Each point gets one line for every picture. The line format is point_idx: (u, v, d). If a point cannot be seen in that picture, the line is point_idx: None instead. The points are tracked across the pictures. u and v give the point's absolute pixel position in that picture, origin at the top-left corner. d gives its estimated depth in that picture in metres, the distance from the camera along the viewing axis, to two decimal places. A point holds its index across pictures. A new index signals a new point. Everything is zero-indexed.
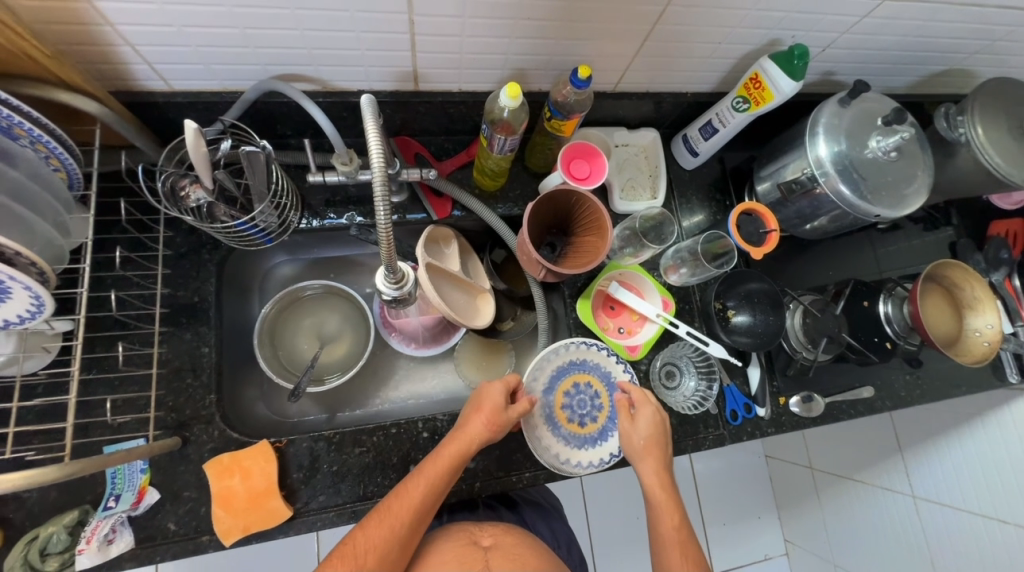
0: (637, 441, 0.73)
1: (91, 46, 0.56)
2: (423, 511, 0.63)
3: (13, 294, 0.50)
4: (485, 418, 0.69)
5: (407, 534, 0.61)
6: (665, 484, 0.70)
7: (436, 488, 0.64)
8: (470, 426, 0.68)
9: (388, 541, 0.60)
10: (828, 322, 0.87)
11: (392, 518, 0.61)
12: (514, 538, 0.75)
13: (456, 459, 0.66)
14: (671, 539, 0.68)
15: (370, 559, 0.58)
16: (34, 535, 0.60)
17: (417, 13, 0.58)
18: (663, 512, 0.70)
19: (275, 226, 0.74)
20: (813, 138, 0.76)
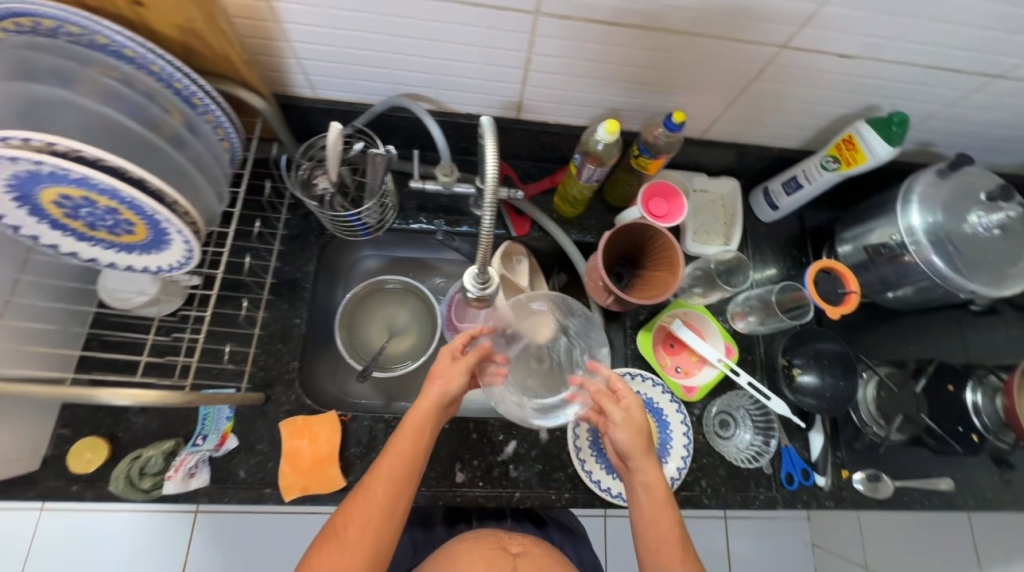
0: (620, 439, 0.67)
1: (269, 57, 0.68)
2: (401, 481, 0.62)
3: (173, 245, 0.61)
4: (438, 383, 0.68)
5: (388, 504, 0.60)
6: (659, 484, 0.65)
7: (408, 457, 0.63)
8: (426, 393, 0.67)
9: (367, 516, 0.59)
10: (905, 399, 0.84)
11: (368, 496, 0.60)
12: (542, 552, 0.76)
13: (421, 424, 0.65)
14: (668, 539, 0.63)
15: (351, 535, 0.58)
16: (138, 454, 0.69)
17: (535, 52, 0.67)
18: (654, 513, 0.64)
19: (375, 222, 0.83)
20: (906, 206, 0.74)
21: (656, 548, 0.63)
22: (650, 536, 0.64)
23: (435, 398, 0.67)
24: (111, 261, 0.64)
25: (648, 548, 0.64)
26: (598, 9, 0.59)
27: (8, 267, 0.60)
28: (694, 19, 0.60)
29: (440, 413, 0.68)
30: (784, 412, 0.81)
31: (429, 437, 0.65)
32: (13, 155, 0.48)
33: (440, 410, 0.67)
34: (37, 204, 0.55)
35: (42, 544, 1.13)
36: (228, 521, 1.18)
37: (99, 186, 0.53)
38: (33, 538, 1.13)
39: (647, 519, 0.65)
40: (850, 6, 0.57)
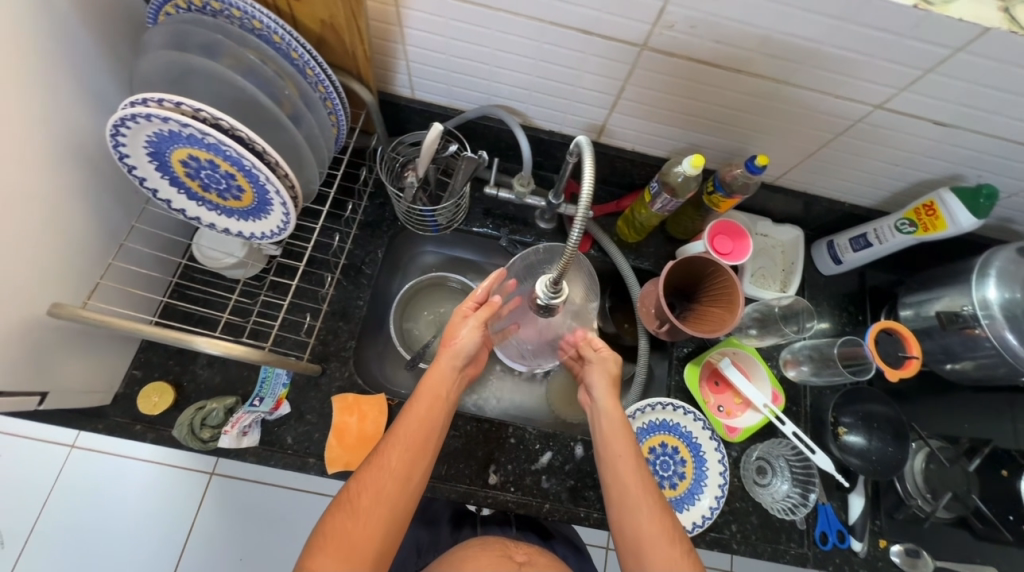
0: (592, 376, 0.72)
1: (382, 57, 0.74)
2: (416, 445, 0.62)
3: (272, 214, 0.66)
4: (453, 344, 0.69)
5: (403, 469, 0.61)
6: (617, 412, 0.68)
7: (424, 421, 0.63)
8: (442, 358, 0.68)
9: (382, 483, 0.60)
10: (955, 476, 0.82)
11: (380, 464, 0.60)
12: (547, 561, 0.74)
13: (437, 387, 0.66)
14: (624, 455, 0.65)
15: (364, 503, 0.58)
16: (202, 404, 0.73)
17: (630, 82, 0.70)
18: (609, 438, 0.67)
19: (446, 220, 0.86)
20: (982, 278, 0.74)
21: (613, 467, 0.65)
22: (607, 457, 0.66)
23: (450, 359, 0.68)
24: (211, 222, 0.68)
25: (611, 471, 0.65)
26: (702, 50, 0.62)
27: (126, 215, 0.68)
28: (793, 70, 0.62)
29: (456, 374, 0.69)
30: (829, 468, 0.79)
31: (447, 400, 0.66)
32: (165, 115, 0.53)
33: (457, 370, 0.69)
34: (166, 161, 0.60)
35: (61, 490, 1.08)
36: (241, 491, 1.12)
37: (227, 152, 0.58)
38: (55, 482, 1.08)
39: (609, 444, 0.67)
40: (955, 77, 0.58)
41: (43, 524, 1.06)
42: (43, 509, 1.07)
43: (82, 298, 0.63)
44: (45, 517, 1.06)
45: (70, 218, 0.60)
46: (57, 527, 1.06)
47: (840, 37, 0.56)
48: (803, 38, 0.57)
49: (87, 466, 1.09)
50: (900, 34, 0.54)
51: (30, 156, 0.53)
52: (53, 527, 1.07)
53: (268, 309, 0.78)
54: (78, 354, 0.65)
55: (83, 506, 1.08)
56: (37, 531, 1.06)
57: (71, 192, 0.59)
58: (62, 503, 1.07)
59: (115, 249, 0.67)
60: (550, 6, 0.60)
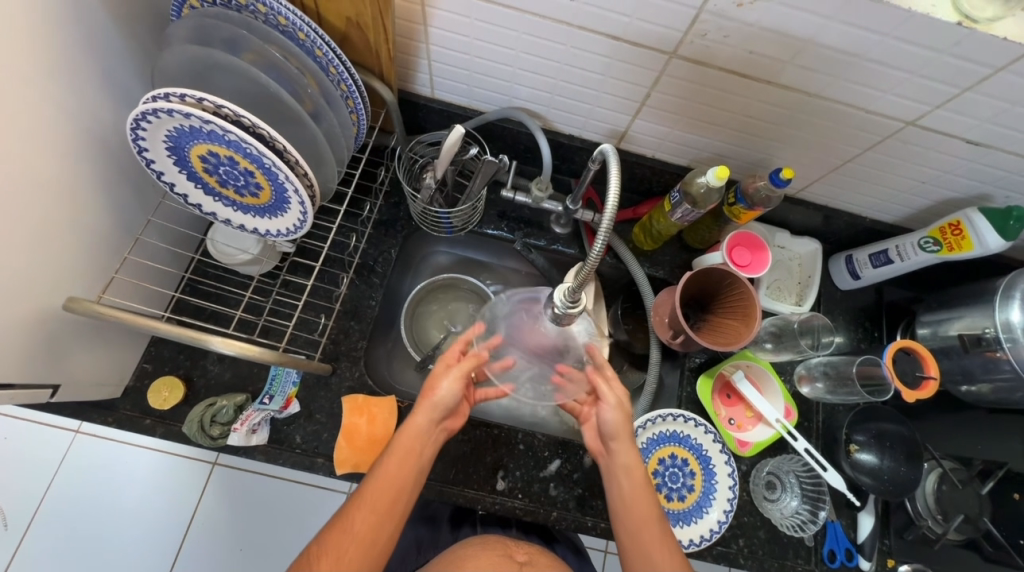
0: (608, 421, 0.66)
1: (405, 56, 0.73)
2: (383, 506, 0.59)
3: (289, 212, 0.65)
4: (431, 395, 0.65)
5: (368, 533, 0.58)
6: (636, 469, 0.65)
7: (392, 482, 0.61)
8: (418, 411, 0.64)
9: (344, 548, 0.57)
10: (965, 498, 0.81)
11: (346, 524, 0.58)
12: (547, 561, 0.73)
13: (412, 443, 0.63)
14: (648, 521, 0.63)
15: (324, 567, 0.56)
16: (213, 401, 0.72)
17: (656, 90, 0.69)
18: (635, 497, 0.64)
19: (460, 222, 0.85)
20: (1005, 301, 0.73)
21: (638, 537, 0.62)
22: (631, 524, 0.64)
23: (428, 411, 0.65)
24: (227, 218, 0.68)
25: (629, 535, 0.63)
26: (733, 60, 0.61)
27: (142, 209, 0.68)
28: (826, 84, 0.61)
29: (434, 427, 0.66)
30: (841, 486, 0.77)
31: (420, 457, 0.63)
32: (188, 111, 0.52)
33: (434, 423, 0.65)
34: (184, 156, 0.60)
35: (60, 484, 1.04)
36: (246, 482, 1.08)
37: (247, 149, 0.57)
38: (55, 477, 1.04)
39: (628, 505, 0.64)
40: (992, 96, 0.57)
41: (43, 518, 1.03)
42: (42, 503, 1.03)
43: (95, 293, 0.62)
44: (43, 512, 1.03)
45: (89, 210, 0.59)
46: (56, 521, 1.03)
47: (878, 50, 0.55)
48: (839, 52, 0.56)
49: (89, 458, 1.06)
50: (941, 51, 0.53)
51: (51, 146, 0.52)
52: (53, 522, 1.03)
53: (280, 306, 0.77)
54: (91, 347, 0.65)
55: (84, 500, 1.04)
56: (35, 525, 1.02)
57: (90, 184, 0.59)
58: (61, 499, 1.04)
59: (131, 243, 0.67)
60: (581, 11, 0.59)
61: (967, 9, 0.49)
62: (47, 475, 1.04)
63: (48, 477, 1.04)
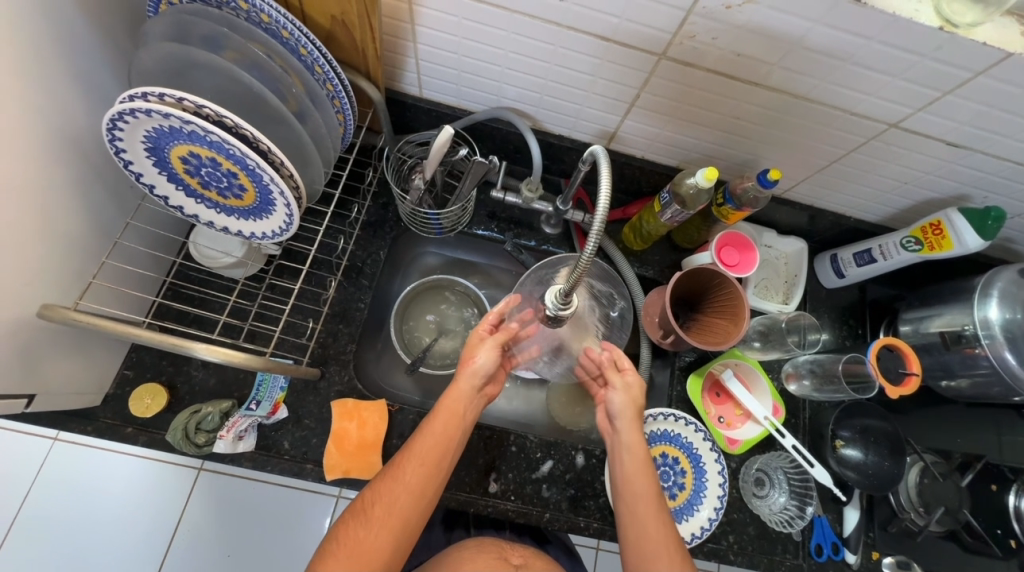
0: (615, 401, 0.68)
1: (393, 55, 0.71)
2: (433, 461, 0.60)
3: (275, 214, 0.63)
4: (471, 363, 0.66)
5: (418, 485, 0.59)
6: (640, 448, 0.65)
7: (440, 437, 0.61)
8: (461, 378, 0.65)
9: (395, 495, 0.58)
10: (947, 490, 0.83)
11: (397, 475, 0.59)
12: (543, 564, 0.73)
13: (456, 404, 0.64)
14: (646, 498, 0.63)
15: (378, 513, 0.57)
16: (197, 408, 0.70)
17: (646, 91, 0.69)
18: (635, 474, 0.65)
19: (450, 224, 0.85)
20: (984, 299, 0.75)
21: (633, 509, 0.63)
22: (629, 500, 0.64)
23: (469, 378, 0.66)
24: (210, 220, 0.66)
25: (629, 513, 0.64)
26: (722, 62, 0.61)
27: (120, 213, 0.66)
28: (812, 87, 0.62)
29: (475, 393, 0.67)
30: (827, 482, 0.79)
31: (465, 418, 0.64)
32: (166, 111, 0.51)
33: (475, 390, 0.66)
34: (164, 157, 0.58)
35: (37, 497, 1.01)
36: (232, 487, 1.05)
37: (230, 150, 0.55)
38: (31, 489, 1.01)
39: (627, 479, 0.65)
40: (971, 99, 0.58)
41: (18, 533, 0.99)
42: (18, 516, 1.00)
43: (72, 299, 0.60)
44: (20, 525, 0.99)
45: (64, 213, 0.57)
46: (33, 535, 0.99)
47: (862, 54, 0.56)
48: (825, 54, 0.57)
49: (68, 467, 1.02)
50: (923, 55, 0.54)
51: (23, 148, 0.50)
52: (30, 536, 1.00)
53: (266, 310, 0.75)
54: (68, 355, 0.63)
55: (63, 513, 1.01)
56: (11, 540, 0.99)
57: (65, 187, 0.57)
58: (38, 512, 1.00)
59: (108, 247, 0.65)
60: (571, 12, 0.58)
61: (949, 13, 0.50)
62: (23, 488, 1.01)
63: (23, 489, 1.01)
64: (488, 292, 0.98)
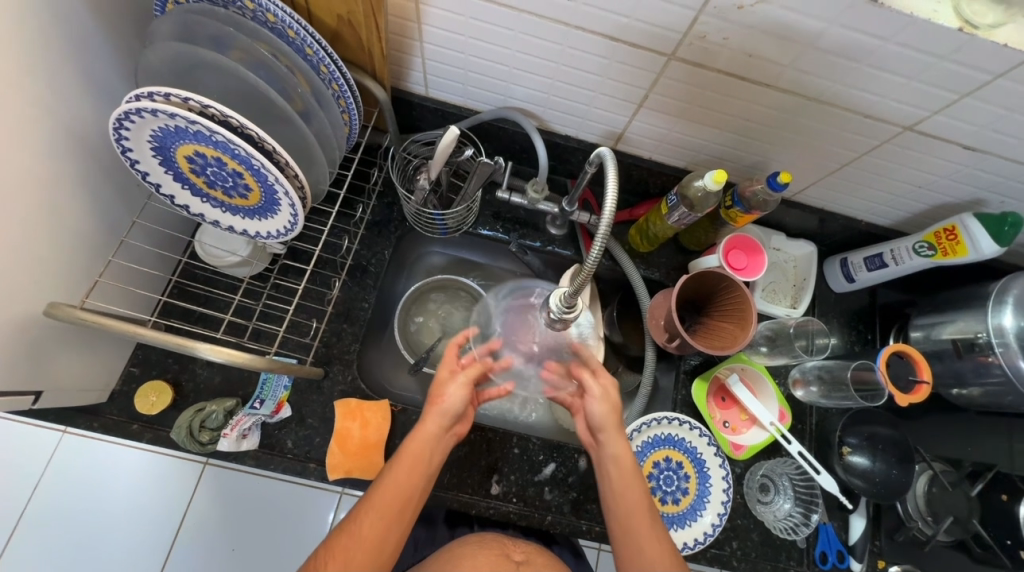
0: (595, 412, 0.66)
1: (399, 54, 0.71)
2: (393, 511, 0.59)
3: (280, 213, 0.63)
4: (440, 403, 0.66)
5: (377, 537, 0.58)
6: (625, 464, 0.65)
7: (401, 485, 0.60)
8: (428, 418, 0.65)
9: (352, 550, 0.57)
10: (956, 499, 0.82)
11: (354, 530, 0.58)
12: (546, 561, 0.73)
13: (420, 449, 0.63)
14: (636, 508, 0.64)
15: (334, 567, 0.55)
16: (202, 406, 0.71)
17: (655, 91, 0.68)
18: (624, 485, 0.65)
19: (455, 224, 0.84)
20: (999, 306, 0.73)
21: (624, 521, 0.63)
22: (620, 512, 0.64)
23: (436, 419, 0.65)
24: (215, 219, 0.66)
25: (618, 522, 0.64)
26: (733, 64, 0.60)
27: (128, 211, 0.66)
28: (824, 88, 0.61)
29: (443, 434, 0.66)
30: (834, 490, 0.78)
31: (429, 462, 0.64)
32: (172, 111, 0.51)
33: (443, 430, 0.66)
34: (170, 156, 0.58)
35: (46, 489, 1.02)
36: (235, 481, 1.06)
37: (235, 150, 0.55)
38: (40, 481, 1.02)
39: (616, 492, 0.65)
40: (990, 102, 0.57)
41: (27, 525, 1.00)
42: (27, 508, 1.01)
43: (78, 297, 0.61)
44: (28, 516, 1.01)
45: (71, 212, 0.57)
46: (41, 526, 1.00)
47: (878, 55, 0.54)
48: (839, 55, 0.56)
49: (76, 461, 1.03)
50: (941, 57, 0.53)
51: (31, 148, 0.51)
52: (39, 528, 1.01)
53: (270, 309, 0.75)
54: (75, 352, 0.63)
55: (71, 505, 1.02)
56: (20, 530, 1.00)
57: (72, 186, 0.57)
58: (47, 505, 1.01)
59: (115, 245, 0.65)
60: (579, 11, 0.58)
61: (969, 14, 0.49)
62: (32, 480, 1.02)
63: (32, 482, 1.02)
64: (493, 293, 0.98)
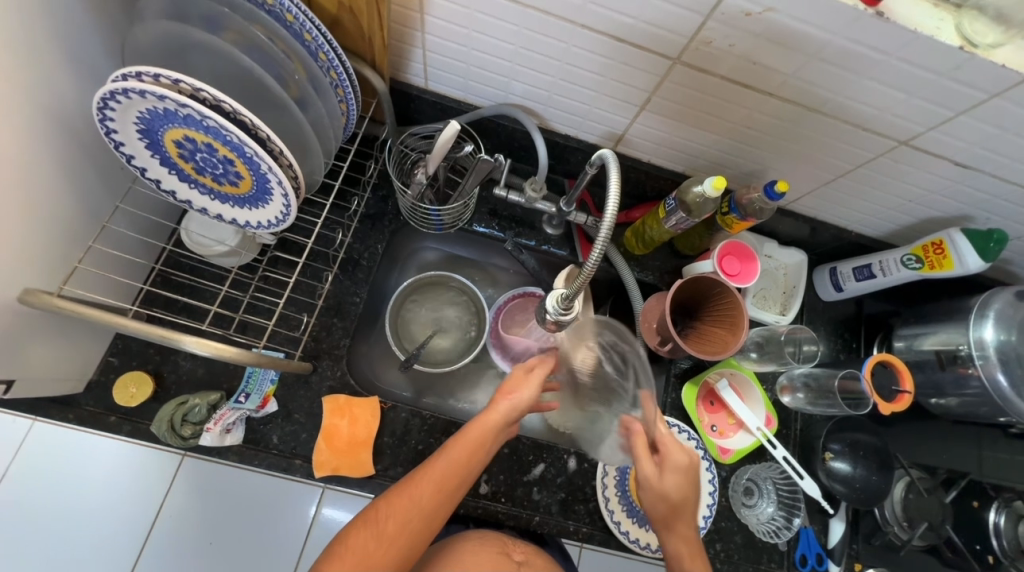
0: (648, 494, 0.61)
1: (400, 44, 0.69)
2: (450, 484, 0.58)
3: (272, 203, 0.61)
4: (512, 397, 0.62)
5: (433, 507, 0.57)
6: (691, 542, 0.61)
7: (463, 464, 0.59)
8: (498, 408, 0.61)
9: (409, 511, 0.56)
10: (931, 506, 0.84)
11: (414, 494, 0.57)
12: (544, 563, 0.70)
13: (484, 436, 0.60)
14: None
15: (389, 527, 0.55)
16: (184, 399, 0.69)
17: (657, 95, 0.68)
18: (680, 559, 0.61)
19: (450, 220, 0.83)
20: (980, 319, 0.75)
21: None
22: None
23: (506, 409, 0.62)
24: (203, 207, 0.64)
25: None
26: (737, 70, 0.60)
27: (110, 195, 0.63)
28: (825, 100, 0.61)
29: (507, 426, 0.63)
30: (816, 494, 0.79)
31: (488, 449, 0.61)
32: (161, 93, 0.48)
33: (509, 423, 0.63)
34: (158, 139, 0.56)
35: (12, 480, 0.98)
36: (214, 475, 1.03)
37: (227, 137, 0.53)
38: (6, 472, 0.98)
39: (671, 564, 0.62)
40: (983, 121, 0.58)
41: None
42: None
43: (56, 284, 0.58)
44: None
45: (49, 194, 0.55)
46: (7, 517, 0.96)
47: (879, 69, 0.55)
48: (841, 68, 0.56)
49: (46, 451, 0.99)
50: (940, 74, 0.54)
51: (6, 125, 0.48)
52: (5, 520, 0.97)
53: (258, 301, 0.73)
54: (51, 340, 0.61)
55: (39, 497, 0.98)
56: None
57: (51, 166, 0.54)
58: (13, 496, 0.97)
59: (96, 230, 0.62)
60: (586, 10, 0.57)
61: (969, 34, 0.50)
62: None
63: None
64: (486, 291, 0.97)
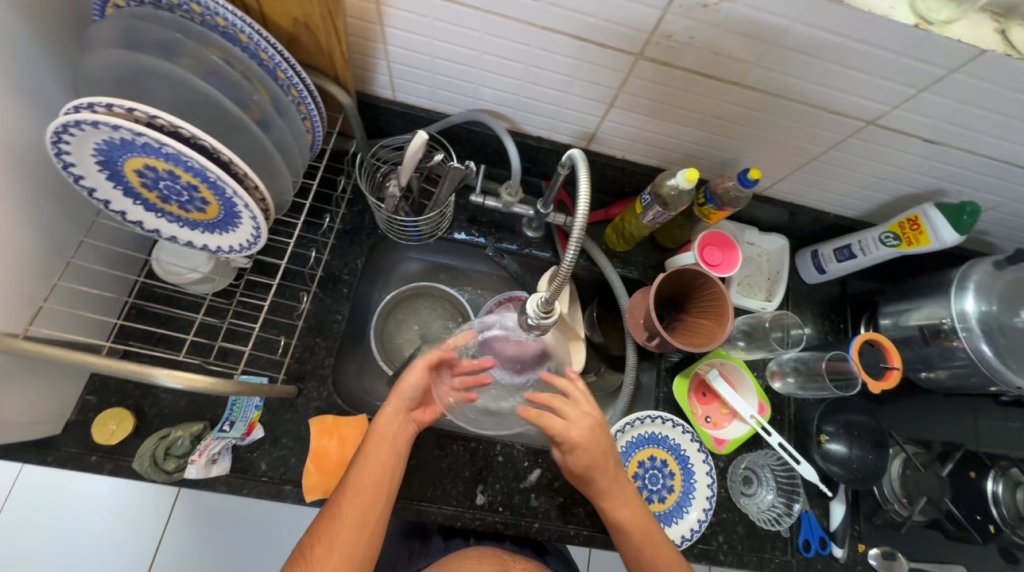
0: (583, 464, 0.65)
1: (362, 56, 0.69)
2: (366, 491, 0.61)
3: (241, 227, 0.60)
4: (398, 388, 0.67)
5: (357, 518, 0.59)
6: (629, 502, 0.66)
7: (374, 469, 0.62)
8: (388, 403, 0.66)
9: (335, 531, 0.58)
10: (929, 481, 0.84)
11: (334, 513, 0.59)
12: None
13: (385, 432, 0.65)
14: (647, 534, 0.66)
15: (317, 553, 0.57)
16: (166, 433, 0.67)
17: (625, 91, 0.68)
18: (628, 518, 0.66)
19: (429, 230, 0.82)
20: (961, 291, 0.76)
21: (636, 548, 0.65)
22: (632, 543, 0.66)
23: (396, 402, 0.66)
24: (172, 235, 0.63)
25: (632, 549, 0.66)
26: (700, 62, 0.60)
27: (74, 228, 0.62)
28: (791, 85, 0.61)
29: (407, 416, 0.67)
30: (813, 478, 0.80)
31: (397, 443, 0.65)
32: (115, 123, 0.47)
33: (405, 412, 0.67)
34: (118, 170, 0.54)
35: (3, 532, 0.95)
36: (216, 508, 1.01)
37: (188, 162, 0.52)
38: None
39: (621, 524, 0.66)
40: (947, 96, 0.59)
41: None
42: None
43: (22, 324, 0.56)
44: None
45: (8, 232, 0.53)
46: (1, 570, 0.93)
47: (840, 52, 0.55)
48: (803, 51, 0.56)
49: (36, 498, 0.97)
50: (900, 53, 0.54)
51: None
52: None
53: (237, 326, 0.72)
54: (22, 384, 0.59)
55: (33, 548, 0.95)
56: None
57: (7, 204, 0.53)
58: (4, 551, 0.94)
59: (62, 267, 0.61)
60: (545, 11, 0.57)
61: (924, 11, 0.50)
62: None
63: None
64: (472, 299, 0.96)
